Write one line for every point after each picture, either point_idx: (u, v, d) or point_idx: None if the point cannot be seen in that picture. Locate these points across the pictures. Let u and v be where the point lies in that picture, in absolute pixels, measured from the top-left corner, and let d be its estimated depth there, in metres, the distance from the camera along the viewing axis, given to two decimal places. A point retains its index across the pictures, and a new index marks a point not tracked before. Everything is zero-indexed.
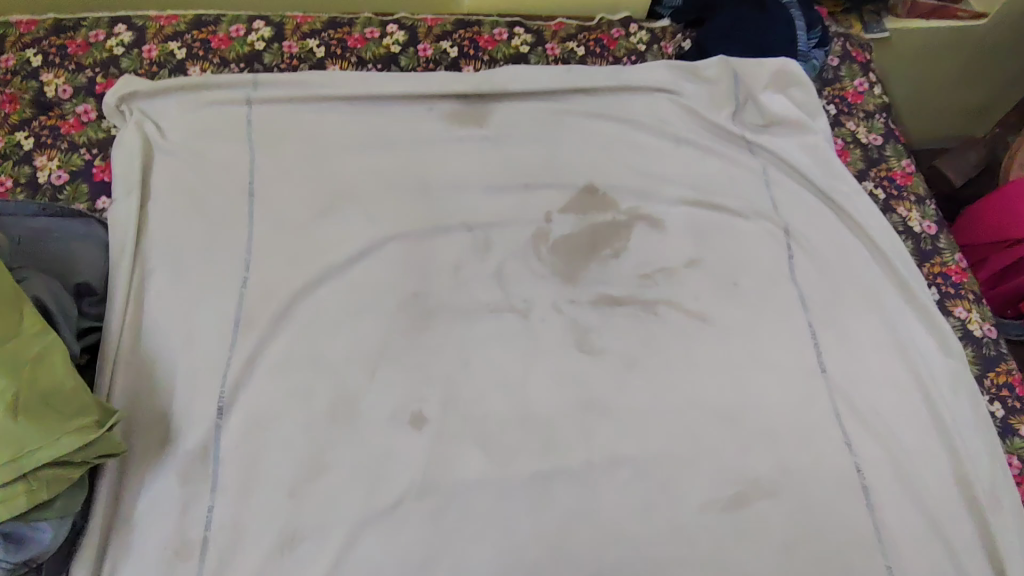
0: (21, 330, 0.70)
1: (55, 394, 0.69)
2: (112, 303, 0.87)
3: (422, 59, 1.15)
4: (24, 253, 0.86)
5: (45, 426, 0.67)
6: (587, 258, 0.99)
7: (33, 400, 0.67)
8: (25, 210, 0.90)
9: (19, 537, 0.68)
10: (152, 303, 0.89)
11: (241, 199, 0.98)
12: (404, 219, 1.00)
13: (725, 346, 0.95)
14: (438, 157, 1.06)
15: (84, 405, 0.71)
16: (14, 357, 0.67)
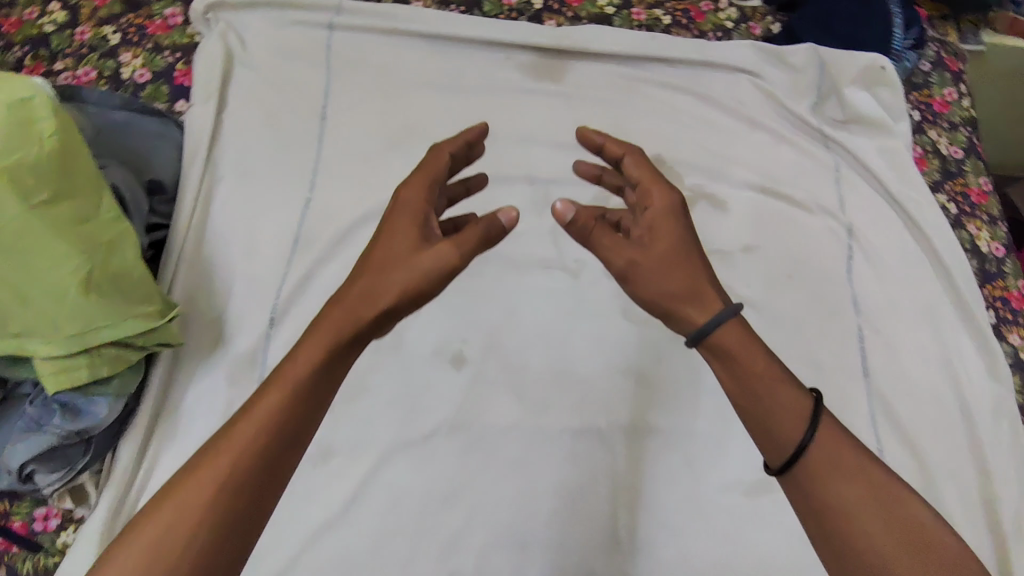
0: (100, 214, 0.73)
1: (124, 279, 0.72)
2: (181, 203, 0.90)
3: (505, 7, 1.14)
4: (104, 143, 0.88)
5: (113, 306, 0.70)
6: None
7: (104, 280, 0.70)
8: (108, 102, 0.92)
9: (77, 407, 0.71)
10: (218, 209, 0.92)
11: (313, 122, 0.99)
12: (469, 164, 1.00)
13: (770, 336, 0.95)
14: (509, 107, 1.05)
15: (150, 294, 0.74)
16: (91, 238, 0.71)
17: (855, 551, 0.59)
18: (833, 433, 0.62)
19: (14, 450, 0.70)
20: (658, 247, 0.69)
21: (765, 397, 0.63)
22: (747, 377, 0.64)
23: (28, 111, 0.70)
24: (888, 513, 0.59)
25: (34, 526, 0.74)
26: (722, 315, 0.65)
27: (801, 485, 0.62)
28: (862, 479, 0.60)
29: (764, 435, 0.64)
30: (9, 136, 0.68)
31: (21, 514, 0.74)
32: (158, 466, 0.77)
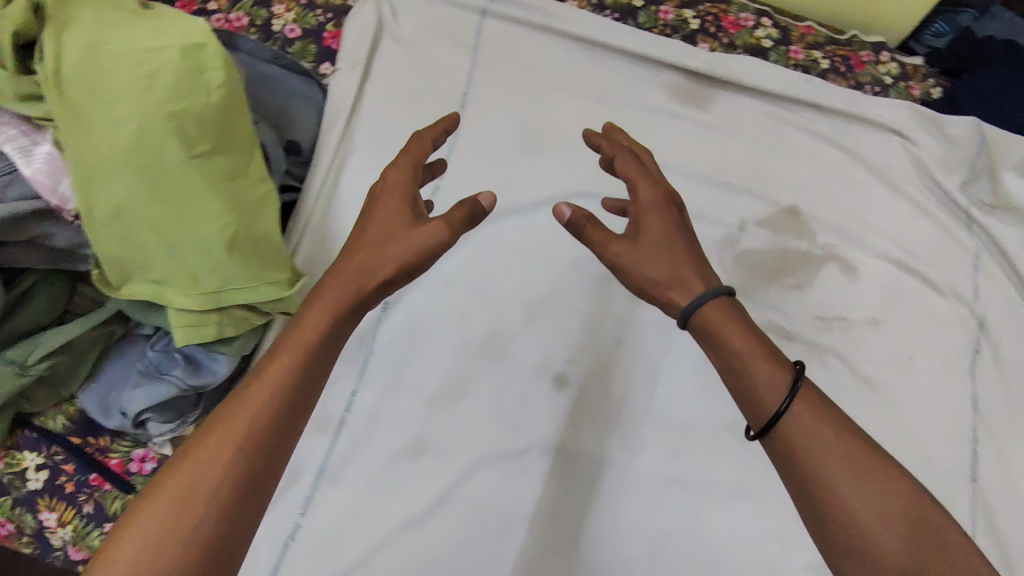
0: (249, 172, 0.71)
1: (262, 242, 0.71)
2: (315, 169, 0.89)
3: (661, 22, 1.08)
4: (252, 96, 0.88)
5: (250, 269, 0.69)
6: (769, 280, 0.95)
7: (245, 240, 0.69)
8: (261, 54, 0.91)
9: (198, 362, 0.70)
10: (349, 181, 0.90)
11: (452, 109, 0.97)
12: (601, 179, 0.96)
13: (880, 418, 0.91)
14: (650, 127, 1.00)
15: (283, 260, 0.73)
16: (239, 195, 0.70)
17: (837, 522, 0.55)
18: (812, 402, 0.58)
19: (131, 397, 0.68)
20: (647, 239, 0.68)
21: (744, 371, 0.61)
22: (730, 354, 0.62)
23: (196, 56, 0.68)
24: (879, 489, 0.55)
25: (130, 467, 0.72)
26: (702, 297, 0.63)
27: (779, 451, 0.58)
28: (849, 445, 0.56)
29: (748, 403, 0.61)
30: (177, 79, 0.67)
31: (118, 451, 0.72)
32: None
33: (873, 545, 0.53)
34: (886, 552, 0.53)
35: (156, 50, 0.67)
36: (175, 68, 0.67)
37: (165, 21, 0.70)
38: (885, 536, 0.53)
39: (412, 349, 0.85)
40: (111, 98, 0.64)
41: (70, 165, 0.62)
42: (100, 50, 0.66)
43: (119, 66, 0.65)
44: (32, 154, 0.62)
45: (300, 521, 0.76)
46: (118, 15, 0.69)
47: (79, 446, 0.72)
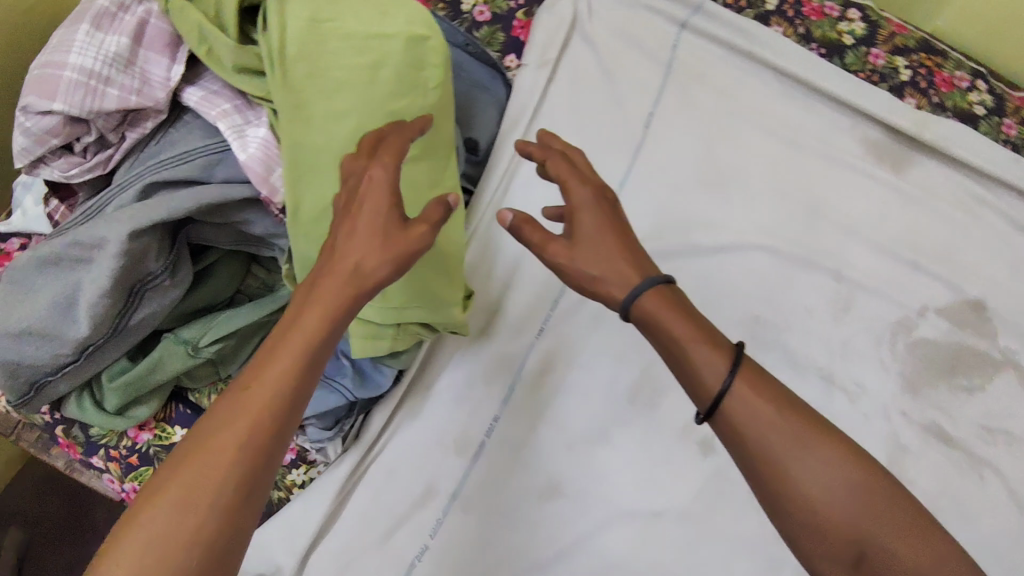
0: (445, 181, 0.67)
1: (451, 260, 0.67)
2: (493, 170, 0.83)
3: (870, 66, 0.97)
4: None
5: (433, 290, 0.66)
6: (941, 377, 0.86)
7: (433, 255, 0.65)
8: (453, 38, 0.85)
9: (365, 372, 0.68)
10: (521, 194, 0.84)
11: (636, 127, 0.89)
12: (783, 233, 0.88)
13: None
14: (841, 183, 0.92)
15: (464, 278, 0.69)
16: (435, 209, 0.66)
17: (788, 499, 0.50)
18: (754, 376, 0.53)
19: None
20: (584, 234, 0.60)
21: (690, 370, 0.54)
22: (675, 346, 0.55)
23: (418, 49, 0.62)
24: (830, 461, 0.50)
25: None
26: (639, 286, 0.57)
27: (729, 438, 0.53)
28: (793, 416, 0.51)
29: (693, 393, 0.55)
30: (398, 76, 0.61)
31: None
32: (396, 432, 0.75)
33: (826, 522, 0.49)
34: (838, 524, 0.48)
35: (379, 36, 0.60)
36: (397, 62, 0.61)
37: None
38: (839, 513, 0.48)
39: (560, 384, 0.79)
40: (331, 87, 0.59)
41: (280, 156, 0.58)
42: (323, 26, 0.59)
43: (340, 49, 0.59)
44: (247, 136, 0.57)
45: (429, 543, 0.72)
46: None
47: None
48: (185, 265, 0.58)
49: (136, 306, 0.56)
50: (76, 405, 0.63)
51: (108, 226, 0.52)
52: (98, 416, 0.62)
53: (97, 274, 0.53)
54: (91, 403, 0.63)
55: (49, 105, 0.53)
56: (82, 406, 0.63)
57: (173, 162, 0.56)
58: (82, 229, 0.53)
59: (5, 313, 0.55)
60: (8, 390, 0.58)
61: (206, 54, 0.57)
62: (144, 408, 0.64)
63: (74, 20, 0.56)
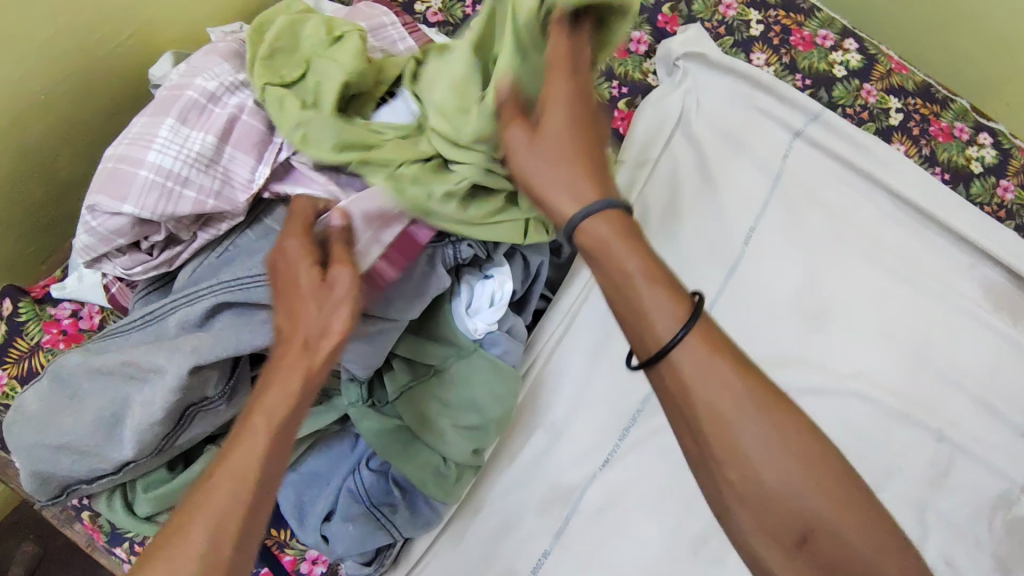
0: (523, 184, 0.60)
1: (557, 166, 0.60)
2: (569, 287, 0.76)
3: (997, 199, 0.88)
4: None
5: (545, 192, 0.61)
6: None
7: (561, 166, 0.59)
8: None
9: (416, 506, 0.64)
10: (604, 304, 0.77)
11: (735, 244, 0.82)
12: (880, 379, 0.80)
13: None
14: (954, 330, 0.82)
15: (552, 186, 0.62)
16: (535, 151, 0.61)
17: (722, 458, 0.43)
18: (711, 336, 0.44)
19: (339, 530, 0.60)
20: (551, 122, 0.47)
21: (639, 310, 0.45)
22: (621, 279, 0.45)
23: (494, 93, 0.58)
24: (775, 422, 0.43)
25: (300, 567, 0.65)
26: (590, 209, 0.45)
27: (672, 393, 0.45)
28: (727, 360, 0.43)
29: (638, 342, 0.46)
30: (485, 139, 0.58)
31: (293, 548, 0.65)
32: (438, 557, 0.68)
33: (768, 498, 0.43)
34: (781, 503, 0.42)
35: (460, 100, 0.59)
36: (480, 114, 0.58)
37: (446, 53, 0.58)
38: (776, 480, 0.42)
39: (619, 523, 0.72)
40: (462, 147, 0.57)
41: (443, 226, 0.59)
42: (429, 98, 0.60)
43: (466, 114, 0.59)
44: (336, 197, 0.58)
45: None
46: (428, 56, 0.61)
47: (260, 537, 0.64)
48: (243, 388, 0.55)
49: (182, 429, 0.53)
50: (106, 503, 0.59)
51: (170, 354, 0.50)
52: (128, 519, 0.58)
53: (148, 399, 0.50)
54: (122, 505, 0.59)
55: (120, 207, 0.53)
56: (113, 507, 0.58)
57: (255, 283, 0.54)
58: (144, 351, 0.51)
59: (40, 426, 0.52)
60: (39, 491, 0.55)
61: (300, 140, 0.57)
62: None
63: (159, 111, 0.56)
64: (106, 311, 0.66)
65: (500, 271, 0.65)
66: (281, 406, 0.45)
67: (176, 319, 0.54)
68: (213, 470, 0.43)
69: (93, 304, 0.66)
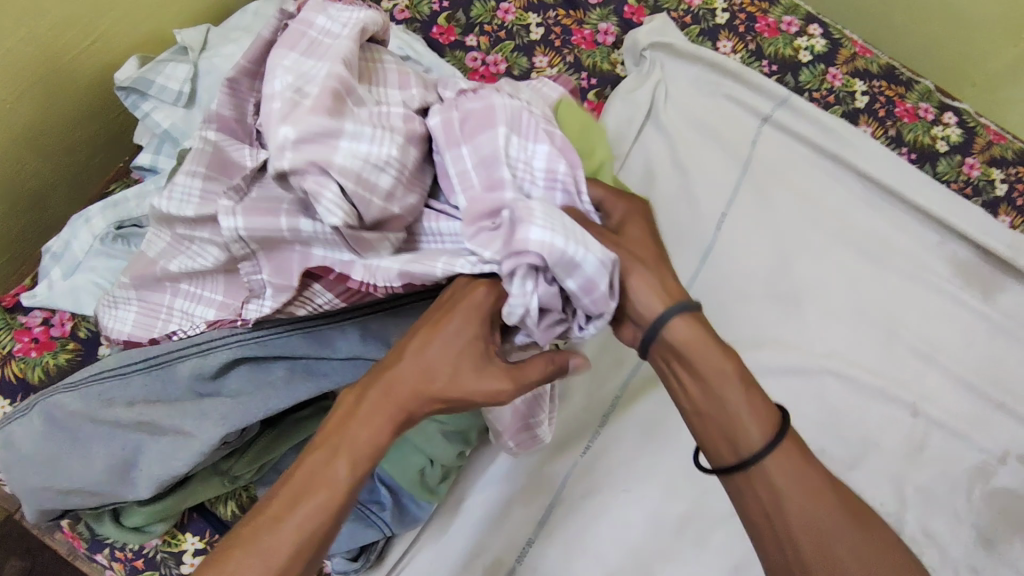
0: None
1: None
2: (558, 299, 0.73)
3: (963, 177, 0.89)
4: None
5: None
6: (1017, 532, 0.78)
7: None
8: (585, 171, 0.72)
9: (403, 505, 0.62)
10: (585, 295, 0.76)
11: (707, 229, 0.83)
12: (853, 357, 0.81)
13: None
14: (924, 306, 0.84)
15: None
16: None
17: (803, 555, 0.48)
18: (796, 447, 0.50)
19: None
20: (631, 234, 0.56)
21: (726, 418, 0.51)
22: (717, 376, 0.52)
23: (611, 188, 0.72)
24: (847, 515, 0.49)
25: None
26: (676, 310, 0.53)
27: (755, 494, 0.50)
28: (811, 467, 0.50)
29: (726, 444, 0.52)
30: None
31: None
32: (421, 553, 0.68)
33: None
34: None
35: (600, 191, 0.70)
36: None
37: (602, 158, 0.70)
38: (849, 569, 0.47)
39: (601, 508, 0.71)
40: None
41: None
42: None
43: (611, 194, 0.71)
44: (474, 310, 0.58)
45: None
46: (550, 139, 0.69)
47: None
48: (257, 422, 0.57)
49: (172, 462, 0.52)
50: (95, 514, 0.59)
51: (200, 420, 0.53)
52: (115, 529, 0.58)
53: (165, 452, 0.52)
54: (110, 515, 0.59)
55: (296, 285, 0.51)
56: (101, 516, 0.59)
57: (272, 337, 0.54)
58: (163, 412, 0.53)
59: (40, 468, 0.53)
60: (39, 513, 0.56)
61: None
62: (162, 524, 0.59)
63: (320, 103, 0.49)
64: (78, 318, 0.66)
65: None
66: (378, 451, 0.46)
67: (188, 368, 0.53)
68: (287, 503, 0.43)
69: (65, 312, 0.65)
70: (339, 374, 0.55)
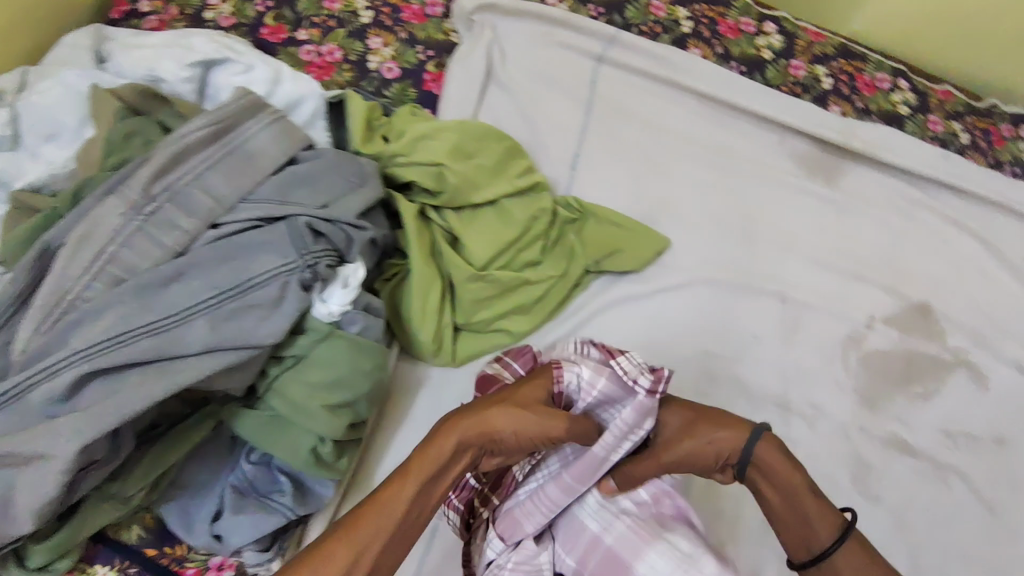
0: (480, 175, 0.77)
1: (473, 152, 0.77)
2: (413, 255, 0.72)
3: (791, 78, 0.97)
4: (301, 180, 0.62)
5: (489, 172, 0.77)
6: (894, 387, 0.87)
7: (466, 143, 0.76)
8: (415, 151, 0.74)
9: (308, 488, 0.64)
10: (461, 230, 0.76)
11: (563, 172, 0.87)
12: (720, 262, 0.87)
13: (996, 544, 0.82)
14: (777, 203, 0.91)
15: (481, 154, 0.78)
16: (468, 145, 0.77)
17: None
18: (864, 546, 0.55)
19: (234, 523, 0.61)
20: (671, 421, 0.60)
21: (803, 514, 0.56)
22: (789, 487, 0.57)
23: (464, 140, 0.76)
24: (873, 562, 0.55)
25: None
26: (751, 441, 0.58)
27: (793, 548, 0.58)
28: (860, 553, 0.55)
29: (799, 544, 0.56)
30: (470, 165, 0.76)
31: (195, 559, 0.65)
32: None
33: None
34: None
35: (465, 151, 0.76)
36: (467, 158, 0.76)
37: (456, 134, 0.76)
38: None
39: None
40: (522, 265, 0.78)
41: (464, 359, 0.76)
42: (430, 195, 0.75)
43: (459, 147, 0.75)
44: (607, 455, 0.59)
45: None
46: (409, 132, 0.75)
47: (153, 557, 0.64)
48: (126, 429, 0.57)
49: (43, 490, 0.50)
50: None
51: (55, 438, 0.50)
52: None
53: (34, 481, 0.50)
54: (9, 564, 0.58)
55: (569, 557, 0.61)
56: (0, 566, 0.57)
57: (116, 346, 0.53)
58: (20, 441, 0.51)
59: None
60: None
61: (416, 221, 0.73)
62: (67, 559, 0.60)
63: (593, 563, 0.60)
64: None
65: (352, 258, 0.63)
66: (441, 464, 0.54)
67: (38, 395, 0.52)
68: (343, 530, 0.50)
69: None
70: (194, 365, 0.54)
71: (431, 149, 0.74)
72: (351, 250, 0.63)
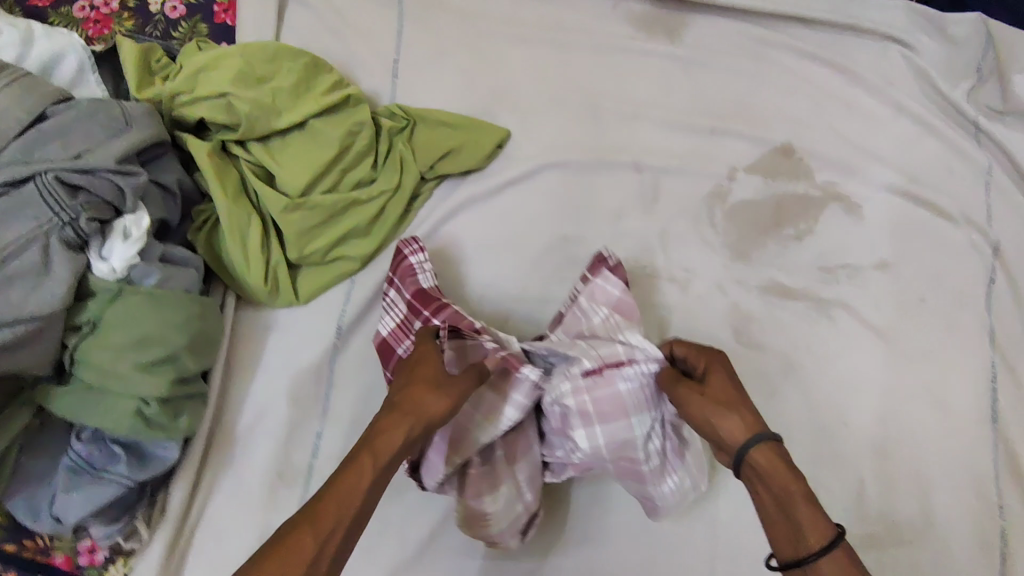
0: (278, 97, 0.72)
1: (267, 73, 0.72)
2: (218, 197, 0.68)
3: None
4: (50, 137, 0.58)
5: (290, 91, 0.72)
6: (765, 233, 0.85)
7: (256, 67, 0.71)
8: (203, 87, 0.69)
9: (145, 453, 0.62)
10: (272, 161, 0.72)
11: (384, 82, 0.82)
12: (568, 143, 0.84)
13: (882, 366, 0.83)
14: (618, 71, 0.87)
15: (276, 74, 0.72)
16: (262, 69, 0.71)
17: None
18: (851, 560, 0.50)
19: (66, 502, 0.60)
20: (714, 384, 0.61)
21: (794, 521, 0.53)
22: (784, 492, 0.54)
23: (252, 61, 0.71)
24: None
25: (78, 561, 0.65)
26: (753, 438, 0.56)
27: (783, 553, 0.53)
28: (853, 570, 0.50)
29: (787, 544, 0.53)
30: (264, 90, 0.71)
31: (62, 547, 0.65)
32: (214, 496, 0.68)
33: None
34: None
35: (256, 75, 0.71)
36: (259, 81, 0.71)
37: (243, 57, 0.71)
38: None
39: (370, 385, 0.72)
40: (351, 185, 0.75)
41: (307, 295, 0.73)
42: (232, 130, 0.71)
43: (247, 71, 0.70)
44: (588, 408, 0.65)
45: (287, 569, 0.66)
46: (188, 66, 0.70)
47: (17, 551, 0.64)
48: None
49: None
50: None
51: None
52: None
53: None
54: None
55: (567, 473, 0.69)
56: None
57: None
58: None
59: None
60: None
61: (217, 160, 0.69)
62: None
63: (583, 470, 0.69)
64: None
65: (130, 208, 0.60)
66: (392, 456, 0.53)
67: None
68: (301, 526, 0.48)
69: None
70: None
71: (215, 79, 0.69)
72: (126, 201, 0.59)
